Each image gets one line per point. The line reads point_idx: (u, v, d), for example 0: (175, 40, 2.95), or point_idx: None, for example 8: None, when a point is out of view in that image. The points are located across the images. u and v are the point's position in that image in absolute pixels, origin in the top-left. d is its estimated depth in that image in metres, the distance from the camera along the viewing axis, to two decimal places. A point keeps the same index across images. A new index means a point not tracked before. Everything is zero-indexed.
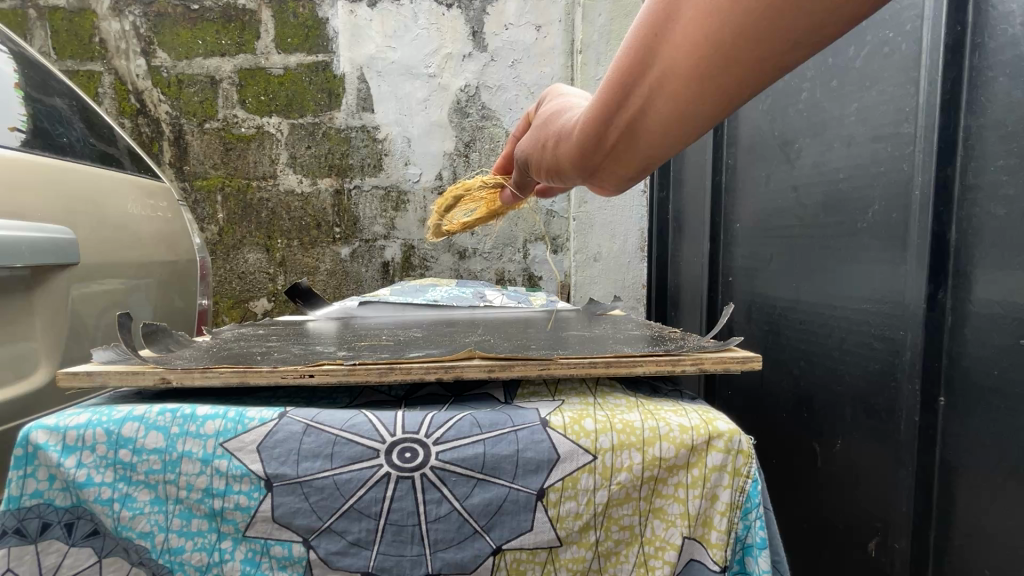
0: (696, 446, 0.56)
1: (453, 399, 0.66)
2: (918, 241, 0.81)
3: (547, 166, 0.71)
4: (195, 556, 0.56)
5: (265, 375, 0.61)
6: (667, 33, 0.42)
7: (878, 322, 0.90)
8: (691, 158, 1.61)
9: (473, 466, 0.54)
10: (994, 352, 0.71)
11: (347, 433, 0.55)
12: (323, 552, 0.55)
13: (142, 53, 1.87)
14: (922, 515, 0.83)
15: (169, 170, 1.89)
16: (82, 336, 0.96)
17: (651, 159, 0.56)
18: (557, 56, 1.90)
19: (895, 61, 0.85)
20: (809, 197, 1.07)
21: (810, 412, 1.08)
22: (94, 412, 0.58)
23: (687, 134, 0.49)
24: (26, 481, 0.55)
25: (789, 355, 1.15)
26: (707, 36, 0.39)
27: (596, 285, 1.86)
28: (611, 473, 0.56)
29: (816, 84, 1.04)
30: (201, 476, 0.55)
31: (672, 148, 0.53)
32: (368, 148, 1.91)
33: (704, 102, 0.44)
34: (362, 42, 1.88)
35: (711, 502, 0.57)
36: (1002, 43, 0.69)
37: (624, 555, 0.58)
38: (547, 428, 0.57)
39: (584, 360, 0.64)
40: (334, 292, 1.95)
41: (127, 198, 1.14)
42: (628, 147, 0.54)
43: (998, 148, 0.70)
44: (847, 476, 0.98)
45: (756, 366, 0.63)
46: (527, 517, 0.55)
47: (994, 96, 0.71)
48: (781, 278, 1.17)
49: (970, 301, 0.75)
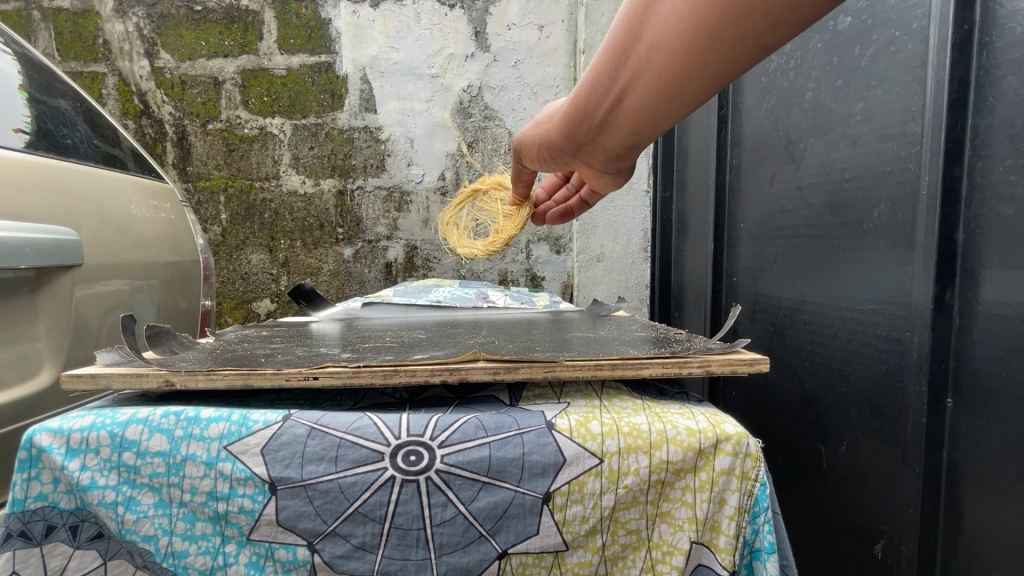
0: (704, 449, 0.56)
1: (457, 402, 0.66)
2: (925, 241, 0.80)
3: (544, 146, 0.77)
4: (199, 559, 0.56)
5: (269, 377, 0.61)
6: (652, 15, 0.47)
7: (884, 323, 0.89)
8: (695, 158, 1.61)
9: (478, 470, 0.54)
10: (1002, 353, 0.70)
11: (352, 436, 0.55)
12: (328, 557, 0.54)
13: (145, 55, 1.87)
14: (929, 518, 0.82)
15: (172, 171, 1.89)
16: (86, 338, 0.96)
17: (636, 134, 0.62)
18: (559, 57, 1.89)
19: (901, 61, 0.84)
20: (814, 198, 1.06)
21: (815, 413, 1.07)
22: (98, 414, 0.58)
23: (676, 109, 0.55)
24: (30, 484, 0.55)
25: (794, 356, 1.14)
26: (689, 14, 0.44)
27: (600, 285, 1.86)
28: (618, 476, 0.55)
29: (821, 84, 1.04)
30: (205, 479, 0.55)
31: (658, 121, 0.59)
32: (371, 148, 1.91)
33: (689, 76, 0.49)
34: (365, 43, 1.88)
35: (718, 506, 0.56)
36: (1010, 42, 0.69)
37: (631, 560, 0.58)
38: (553, 431, 0.56)
39: (590, 362, 0.64)
40: (337, 293, 1.94)
41: (130, 199, 1.14)
42: (620, 118, 0.60)
43: (1007, 148, 0.70)
44: (853, 478, 0.97)
45: (764, 368, 0.63)
46: (533, 521, 0.55)
47: (1002, 96, 0.70)
48: (786, 279, 1.17)
49: (978, 302, 0.74)
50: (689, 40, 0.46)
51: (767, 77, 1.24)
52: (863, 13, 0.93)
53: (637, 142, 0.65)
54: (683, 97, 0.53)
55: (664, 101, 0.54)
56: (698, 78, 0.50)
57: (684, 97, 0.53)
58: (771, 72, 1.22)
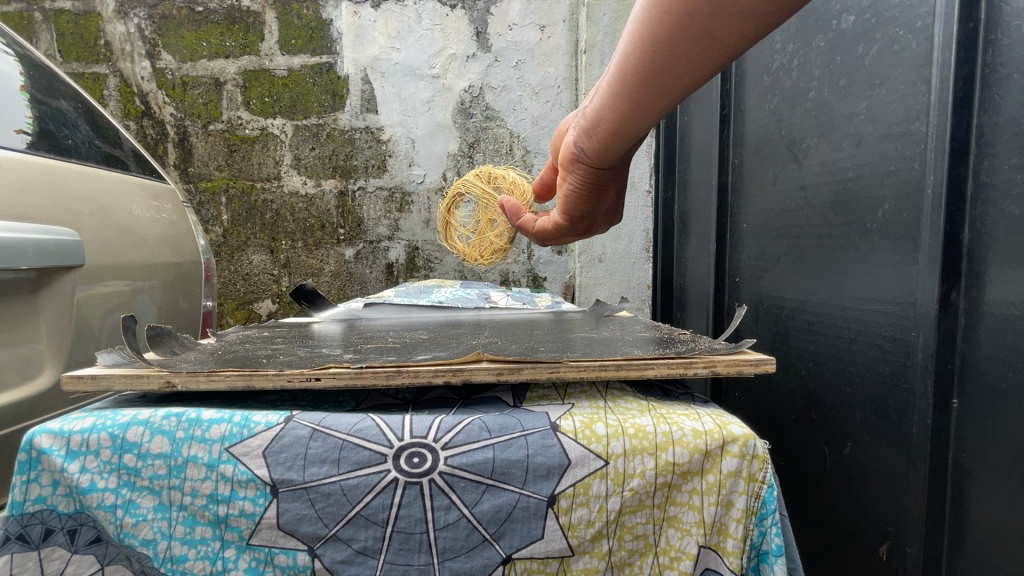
0: (711, 451, 0.55)
1: (460, 403, 0.65)
2: (930, 240, 0.79)
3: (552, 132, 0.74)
4: (198, 564, 0.56)
5: (270, 378, 0.60)
6: None
7: (889, 323, 0.88)
8: (697, 158, 1.60)
9: (482, 472, 0.54)
10: (1009, 354, 0.70)
11: (354, 437, 0.54)
12: (329, 562, 0.54)
13: (147, 56, 1.87)
14: (935, 521, 0.81)
15: (174, 172, 1.89)
16: (87, 339, 0.95)
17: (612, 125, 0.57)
18: (561, 57, 1.89)
19: (905, 59, 0.84)
20: (818, 197, 1.06)
21: (819, 414, 1.06)
22: (99, 415, 0.57)
23: (645, 98, 0.50)
24: (29, 486, 0.54)
25: (798, 356, 1.13)
26: None
27: (602, 285, 1.86)
28: (624, 479, 0.55)
29: (824, 83, 1.03)
30: (206, 482, 0.55)
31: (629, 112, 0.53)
32: (372, 149, 1.91)
33: (651, 70, 0.46)
34: (366, 43, 1.88)
35: (726, 509, 0.56)
36: (1015, 40, 0.68)
37: (638, 565, 0.57)
38: (557, 433, 0.56)
39: (594, 363, 0.63)
40: (338, 294, 1.94)
41: (131, 199, 1.14)
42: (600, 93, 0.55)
43: (1012, 147, 0.69)
44: (858, 479, 0.96)
45: (770, 369, 0.62)
46: (537, 525, 0.54)
47: (1007, 94, 0.70)
48: (790, 280, 1.16)
49: (984, 302, 0.73)
50: (651, 22, 0.43)
51: (769, 76, 1.23)
52: (866, 12, 0.92)
53: (613, 141, 0.59)
54: (644, 98, 0.50)
55: (627, 96, 0.51)
56: (659, 76, 0.47)
57: (646, 97, 0.50)
58: (773, 72, 1.21)
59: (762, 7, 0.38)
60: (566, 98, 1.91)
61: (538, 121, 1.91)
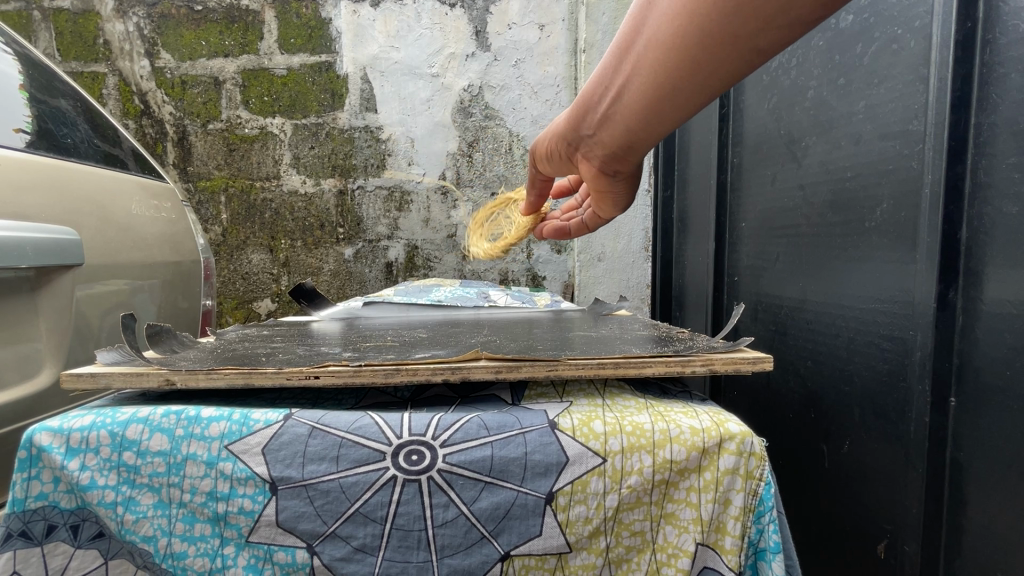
0: (708, 449, 0.56)
1: (459, 401, 0.65)
2: (927, 239, 0.79)
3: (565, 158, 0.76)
4: (198, 561, 0.56)
5: (270, 376, 0.60)
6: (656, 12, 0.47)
7: (886, 322, 0.89)
8: (696, 157, 1.60)
9: (480, 470, 0.54)
10: (1006, 352, 0.70)
11: (353, 435, 0.55)
12: (327, 559, 0.54)
13: (146, 55, 1.87)
14: (933, 519, 0.81)
15: (173, 171, 1.89)
16: (86, 337, 0.95)
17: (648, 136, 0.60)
18: (560, 56, 1.89)
19: (903, 58, 0.84)
20: (816, 196, 1.06)
21: (818, 412, 1.07)
22: (99, 413, 0.57)
23: (683, 108, 0.53)
24: (30, 483, 0.54)
25: (797, 355, 1.14)
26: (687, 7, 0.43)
27: (601, 284, 1.86)
28: (621, 476, 0.55)
29: (822, 83, 1.04)
30: (205, 479, 0.55)
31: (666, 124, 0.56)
32: (372, 148, 1.91)
33: (687, 86, 0.50)
34: (366, 42, 1.88)
35: (723, 507, 0.56)
36: (1013, 39, 0.68)
37: (635, 562, 0.57)
38: (555, 431, 0.56)
39: (592, 361, 0.64)
40: (338, 293, 1.94)
41: (131, 198, 1.14)
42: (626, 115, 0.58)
43: (1010, 145, 0.69)
44: (856, 478, 0.97)
45: (767, 367, 0.62)
46: (535, 522, 0.54)
47: (1005, 93, 0.70)
48: (788, 278, 1.16)
49: (981, 301, 0.74)
50: (687, 46, 0.46)
51: (768, 76, 1.23)
52: (865, 11, 0.92)
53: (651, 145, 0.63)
54: (681, 110, 0.53)
55: (664, 113, 0.54)
56: (697, 88, 0.50)
57: (685, 108, 0.53)
58: (772, 71, 1.21)
59: (800, 19, 0.40)
60: (565, 97, 1.91)
61: (538, 120, 1.92)
